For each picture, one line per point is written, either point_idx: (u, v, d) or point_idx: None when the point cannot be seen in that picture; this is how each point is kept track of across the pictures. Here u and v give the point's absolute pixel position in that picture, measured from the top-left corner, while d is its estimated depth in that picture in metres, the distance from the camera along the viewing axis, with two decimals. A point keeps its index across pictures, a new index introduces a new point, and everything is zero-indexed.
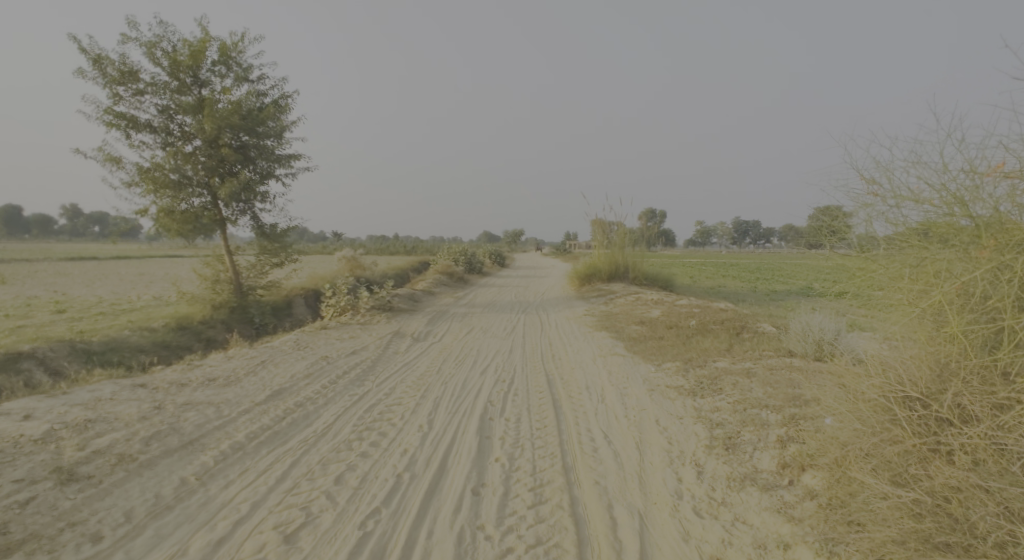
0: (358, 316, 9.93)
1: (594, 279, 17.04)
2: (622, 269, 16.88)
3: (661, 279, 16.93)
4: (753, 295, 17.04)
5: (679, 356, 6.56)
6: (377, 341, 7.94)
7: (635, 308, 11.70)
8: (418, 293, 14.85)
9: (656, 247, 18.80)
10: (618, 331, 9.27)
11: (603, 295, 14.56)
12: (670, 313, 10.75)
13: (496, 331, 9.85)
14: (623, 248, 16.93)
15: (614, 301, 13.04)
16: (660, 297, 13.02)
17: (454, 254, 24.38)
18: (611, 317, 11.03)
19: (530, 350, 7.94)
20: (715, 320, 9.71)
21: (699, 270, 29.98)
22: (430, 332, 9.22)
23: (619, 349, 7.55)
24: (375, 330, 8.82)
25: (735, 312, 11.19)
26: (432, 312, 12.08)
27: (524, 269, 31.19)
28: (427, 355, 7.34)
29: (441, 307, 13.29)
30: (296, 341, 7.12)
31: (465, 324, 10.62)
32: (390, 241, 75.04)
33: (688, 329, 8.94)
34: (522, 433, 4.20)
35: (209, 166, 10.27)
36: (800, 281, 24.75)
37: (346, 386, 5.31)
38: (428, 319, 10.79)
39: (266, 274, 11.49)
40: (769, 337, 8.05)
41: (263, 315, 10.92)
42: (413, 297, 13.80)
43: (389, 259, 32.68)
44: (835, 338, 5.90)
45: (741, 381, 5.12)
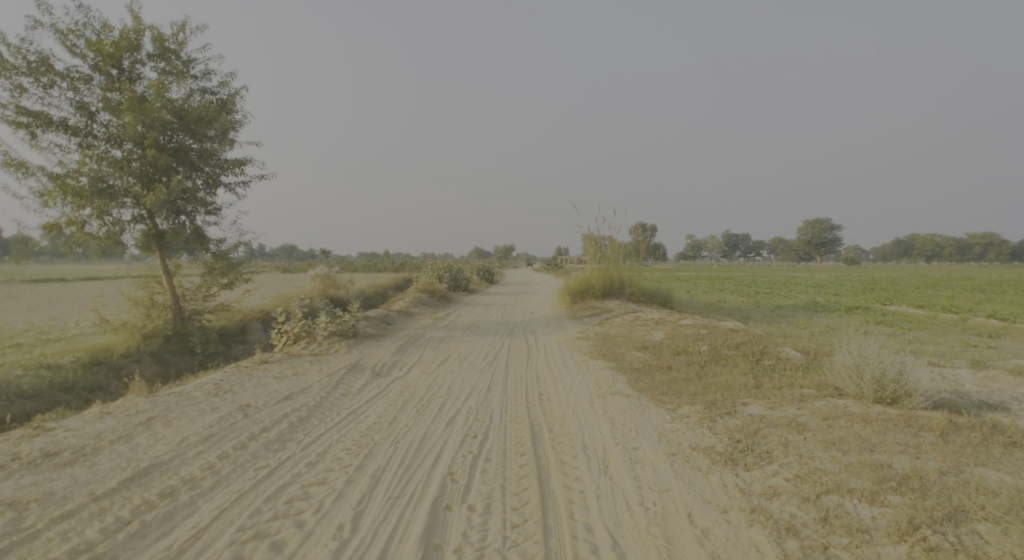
0: (313, 346, 8.56)
1: (587, 296, 15.79)
2: (617, 286, 15.62)
3: (660, 295, 15.68)
4: (759, 312, 15.80)
5: (697, 396, 5.23)
6: (327, 378, 6.56)
7: (635, 329, 10.39)
8: (393, 314, 13.45)
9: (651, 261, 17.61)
10: (618, 359, 7.93)
11: (598, 313, 13.24)
12: (674, 335, 9.46)
13: (473, 359, 8.47)
14: (618, 263, 15.73)
15: (609, 322, 11.74)
16: (661, 316, 11.73)
17: (438, 270, 23.08)
18: (608, 341, 9.72)
19: (512, 386, 6.57)
20: (729, 344, 8.40)
21: (695, 284, 28.99)
22: (395, 365, 7.84)
23: (620, 383, 6.20)
24: (329, 363, 7.45)
25: (747, 333, 9.90)
26: (405, 337, 10.69)
27: (513, 286, 29.99)
28: (384, 397, 5.93)
29: (417, 329, 11.93)
30: (221, 382, 5.75)
31: (440, 352, 9.26)
32: (379, 259, 73.54)
33: (699, 357, 7.63)
34: (490, 539, 2.86)
35: (143, 172, 8.98)
36: (804, 294, 23.59)
37: (257, 451, 3.93)
38: (398, 346, 9.44)
39: (213, 296, 10.20)
40: (798, 366, 6.76)
41: (206, 343, 9.54)
42: (386, 320, 12.43)
43: (372, 277, 31.34)
44: (900, 375, 4.59)
45: (792, 438, 3.80)
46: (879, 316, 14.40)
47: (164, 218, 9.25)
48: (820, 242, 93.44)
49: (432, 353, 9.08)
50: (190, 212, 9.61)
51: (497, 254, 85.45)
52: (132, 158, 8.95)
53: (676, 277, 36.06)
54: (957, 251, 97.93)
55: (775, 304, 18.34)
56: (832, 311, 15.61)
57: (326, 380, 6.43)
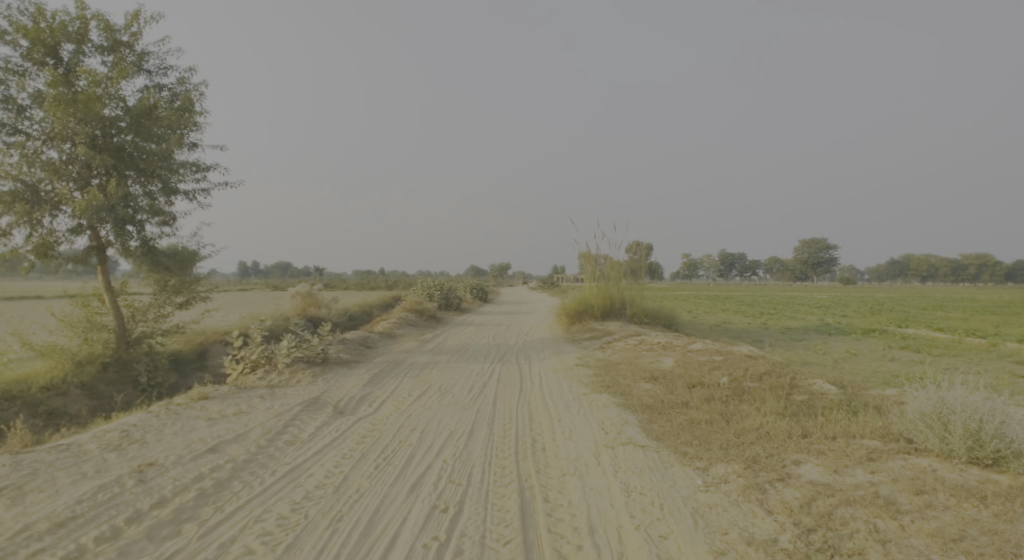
0: (271, 375, 7.43)
1: (585, 317, 14.73)
2: (618, 306, 14.58)
3: (664, 316, 14.63)
4: (770, 335, 14.73)
5: (730, 449, 4.15)
6: (275, 419, 5.41)
7: (640, 356, 9.29)
8: (373, 337, 12.33)
9: (653, 279, 16.60)
10: (622, 392, 6.83)
11: (598, 336, 12.14)
12: (686, 364, 8.38)
13: (455, 389, 7.37)
14: (618, 282, 14.74)
15: (610, 346, 10.63)
16: (668, 340, 10.64)
17: (429, 287, 22.03)
18: (611, 369, 8.61)
19: (499, 428, 5.47)
20: (751, 375, 7.33)
21: (697, 304, 28.03)
22: (363, 400, 6.72)
23: (630, 427, 5.10)
24: (285, 398, 6.29)
25: (767, 361, 8.81)
26: (382, 363, 9.59)
27: (509, 305, 28.97)
28: (341, 445, 4.80)
29: (399, 354, 10.79)
30: (134, 426, 4.61)
31: (420, 381, 8.14)
32: (373, 276, 72.51)
33: (718, 391, 6.53)
34: None
35: (82, 176, 8.03)
36: (811, 315, 22.58)
37: (130, 543, 2.82)
38: (372, 375, 8.32)
39: (166, 317, 9.24)
40: (842, 407, 5.65)
41: (152, 371, 8.46)
42: (363, 343, 11.32)
43: (362, 296, 30.28)
44: (1003, 428, 3.51)
45: (884, 527, 2.73)
46: (901, 340, 13.34)
47: (104, 226, 8.27)
48: (817, 261, 93.03)
49: (410, 383, 7.97)
50: (137, 221, 8.63)
51: (493, 272, 84.46)
52: (68, 160, 7.95)
53: (675, 296, 35.12)
54: (953, 271, 97.65)
55: (784, 326, 17.29)
56: (847, 333, 14.58)
57: (274, 422, 5.29)
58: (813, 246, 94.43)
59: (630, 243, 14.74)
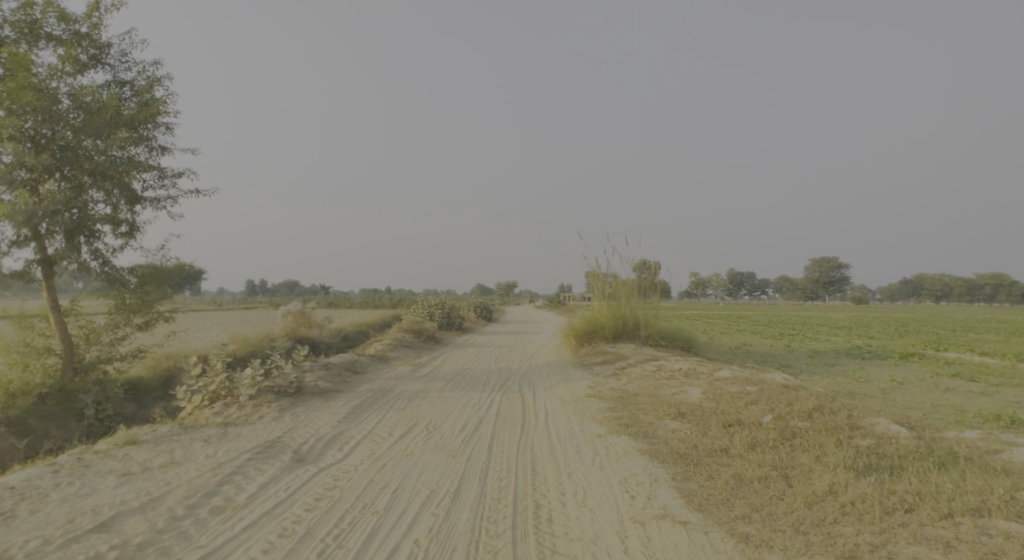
0: (229, 410, 6.34)
1: (595, 338, 13.61)
2: (631, 327, 13.44)
3: (682, 338, 13.45)
4: (798, 359, 13.46)
5: (810, 536, 2.99)
6: (211, 472, 4.29)
7: (661, 386, 8.12)
8: (362, 361, 11.21)
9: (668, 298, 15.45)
10: (645, 434, 5.65)
11: (610, 360, 10.98)
12: (717, 396, 7.19)
13: (444, 428, 6.23)
14: (630, 301, 13.62)
15: (625, 373, 9.45)
16: (690, 366, 9.46)
17: (430, 306, 21.01)
18: (627, 401, 7.45)
19: (493, 485, 4.32)
20: (797, 411, 6.14)
21: (711, 324, 26.81)
22: (331, 443, 5.59)
23: (662, 488, 3.95)
24: (234, 442, 5.18)
25: (810, 393, 7.60)
26: (366, 391, 8.47)
27: (514, 324, 27.87)
28: (283, 514, 3.66)
29: (388, 380, 9.68)
30: (10, 491, 3.52)
31: (406, 415, 7.01)
32: (377, 295, 71.68)
33: (762, 435, 5.36)
34: None
35: (20, 179, 6.96)
36: (836, 337, 21.24)
37: None
38: (352, 408, 7.20)
39: (123, 340, 8.20)
40: (928, 461, 4.46)
41: (101, 403, 7.36)
42: (349, 369, 10.23)
43: (362, 315, 29.29)
44: None
45: None
46: (947, 365, 12.04)
47: (53, 239, 7.21)
48: (828, 280, 91.37)
49: (394, 418, 6.83)
50: (92, 232, 7.58)
51: (499, 291, 83.58)
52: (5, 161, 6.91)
53: (686, 315, 33.86)
54: (969, 289, 95.60)
55: (810, 349, 16.03)
56: (884, 358, 13.28)
57: (206, 477, 4.17)
58: (824, 265, 92.74)
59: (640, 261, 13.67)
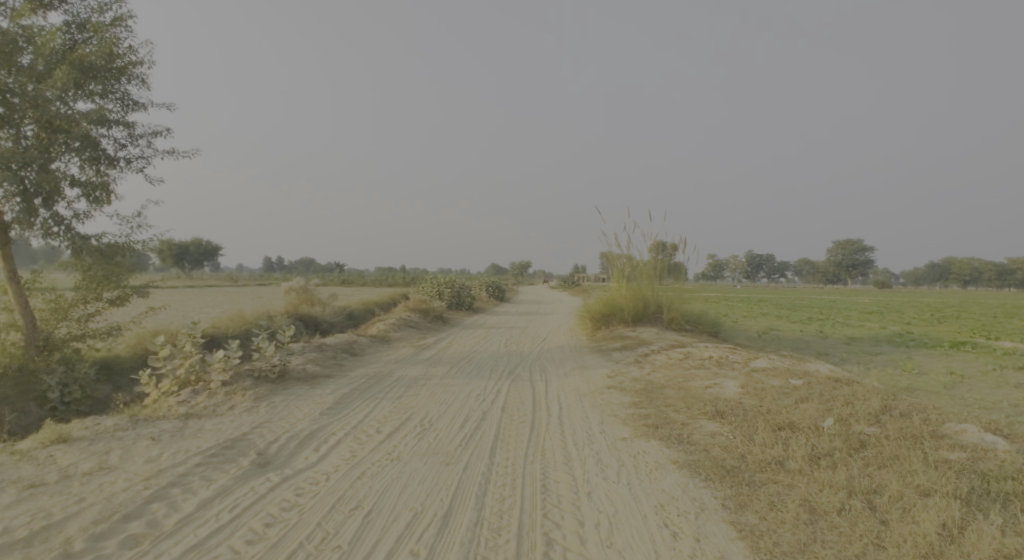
0: (197, 399, 5.53)
1: (613, 321, 12.67)
2: (652, 309, 12.46)
3: (708, 322, 12.42)
4: (835, 348, 12.37)
5: None
6: (143, 484, 3.41)
7: (691, 377, 7.16)
8: (361, 341, 10.39)
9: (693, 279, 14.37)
10: (679, 439, 4.72)
11: (631, 346, 10.01)
12: (759, 391, 6.21)
13: (440, 425, 5.36)
14: (653, 282, 12.60)
15: (647, 361, 8.50)
16: (722, 354, 8.48)
17: (439, 285, 20.19)
18: (653, 394, 6.51)
19: (493, 509, 3.43)
20: (861, 414, 5.14)
21: (732, 307, 25.70)
22: (307, 443, 4.72)
23: (711, 524, 3.03)
24: (189, 441, 4.30)
25: (866, 389, 6.58)
26: (359, 376, 7.63)
27: (527, 305, 26.96)
28: (215, 550, 2.81)
29: (388, 364, 8.86)
30: None
31: (401, 407, 6.16)
32: (392, 273, 71.33)
33: (825, 445, 4.40)
34: None
35: None
36: (868, 322, 20.03)
37: None
38: (341, 396, 6.37)
39: (95, 317, 7.44)
40: None
41: (67, 385, 6.63)
42: (344, 351, 9.41)
43: (372, 294, 28.63)
44: None
45: None
46: (1006, 356, 10.86)
47: (8, 200, 6.41)
48: (851, 263, 88.97)
49: (386, 410, 5.97)
50: (54, 193, 6.77)
51: (513, 271, 82.77)
52: None
53: (705, 298, 32.72)
54: (998, 275, 92.38)
55: (845, 336, 14.91)
56: (931, 347, 12.13)
57: (134, 492, 3.29)
58: (846, 247, 90.17)
59: (663, 240, 12.61)
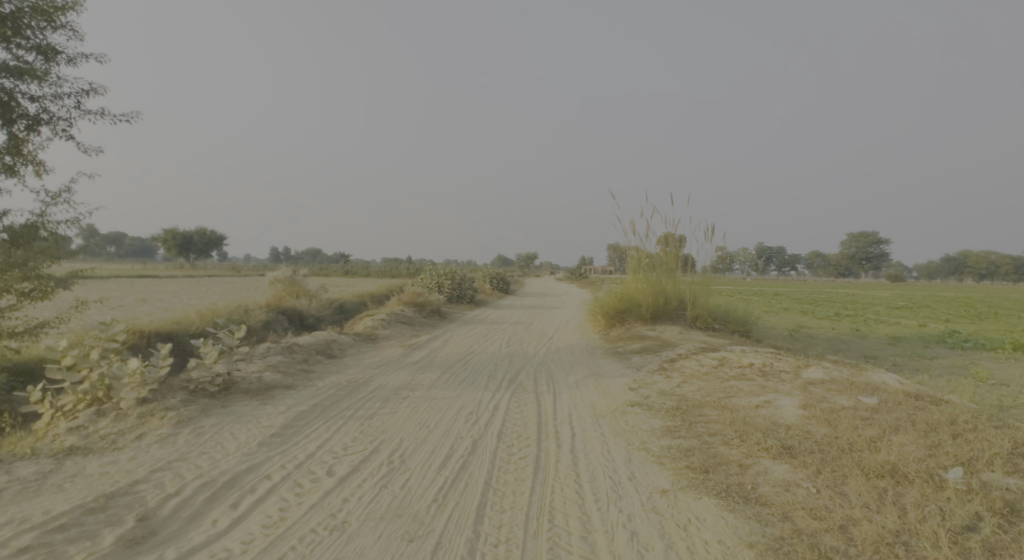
0: (98, 425, 4.13)
1: (629, 318, 11.33)
2: (673, 305, 11.08)
3: (737, 320, 11.00)
4: (881, 351, 10.90)
5: None
6: None
7: (735, 394, 5.79)
8: (340, 341, 9.05)
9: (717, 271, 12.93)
10: (744, 497, 3.36)
11: (652, 349, 8.66)
12: (829, 414, 4.83)
13: (414, 464, 4.01)
14: (674, 274, 11.21)
15: (675, 370, 7.10)
16: (765, 361, 7.10)
17: (439, 276, 18.92)
18: (690, 417, 5.13)
19: None
20: (989, 456, 3.75)
21: (750, 301, 24.23)
22: (224, 494, 3.34)
23: None
24: (37, 502, 2.96)
25: (962, 410, 5.18)
26: (327, 385, 6.28)
27: (532, 298, 25.60)
28: None
29: (368, 369, 7.53)
30: None
31: (370, 431, 4.83)
32: (395, 265, 70.26)
33: (961, 513, 3.03)
34: None
35: None
36: (900, 320, 18.56)
37: None
38: (296, 415, 5.02)
39: (10, 314, 6.16)
40: None
41: None
42: (319, 353, 8.08)
43: (371, 285, 27.40)
44: None
45: None
46: None
47: None
48: (866, 256, 86.83)
49: (350, 436, 4.64)
50: None
51: (520, 262, 81.37)
52: None
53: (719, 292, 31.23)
54: (1017, 269, 90.06)
55: (887, 337, 13.44)
56: (991, 350, 10.67)
57: None
58: (861, 240, 87.93)
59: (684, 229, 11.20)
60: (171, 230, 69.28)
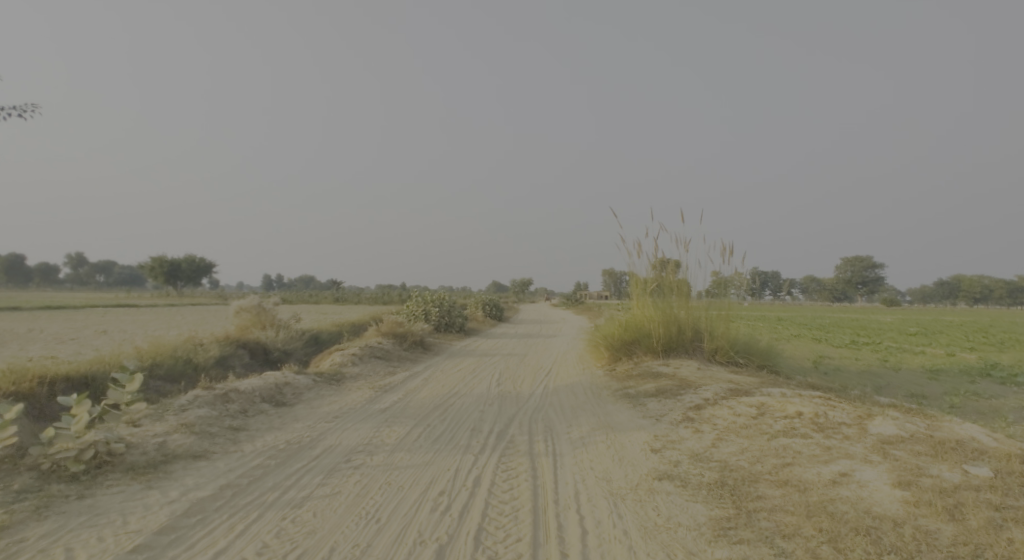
0: None
1: (637, 351, 9.96)
2: (688, 336, 9.68)
3: (762, 352, 9.59)
4: (928, 388, 9.43)
5: None
6: None
7: (794, 462, 4.37)
8: (296, 383, 7.56)
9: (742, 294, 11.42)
10: None
11: (670, 391, 7.24)
12: (947, 502, 3.39)
13: None
14: (691, 301, 9.81)
15: (705, 422, 5.65)
16: (816, 410, 5.66)
17: (426, 304, 17.55)
18: (745, 502, 3.69)
19: None
20: None
21: (758, 328, 22.91)
22: None
23: None
24: None
25: None
26: (257, 450, 4.78)
27: (528, 325, 24.20)
28: None
29: (322, 423, 6.06)
30: None
31: (294, 530, 3.36)
32: (387, 292, 68.83)
33: None
34: None
35: None
36: (923, 348, 17.21)
37: None
38: (192, 505, 3.54)
39: None
40: None
41: None
42: (263, 402, 6.58)
43: (356, 314, 25.94)
44: None
45: None
46: None
47: None
48: (862, 280, 86.12)
49: (261, 541, 3.17)
50: None
51: (514, 289, 80.04)
52: None
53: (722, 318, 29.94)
54: (1013, 293, 89.65)
55: (923, 370, 11.97)
56: None
57: None
58: (857, 264, 87.34)
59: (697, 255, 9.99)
60: (158, 257, 67.82)
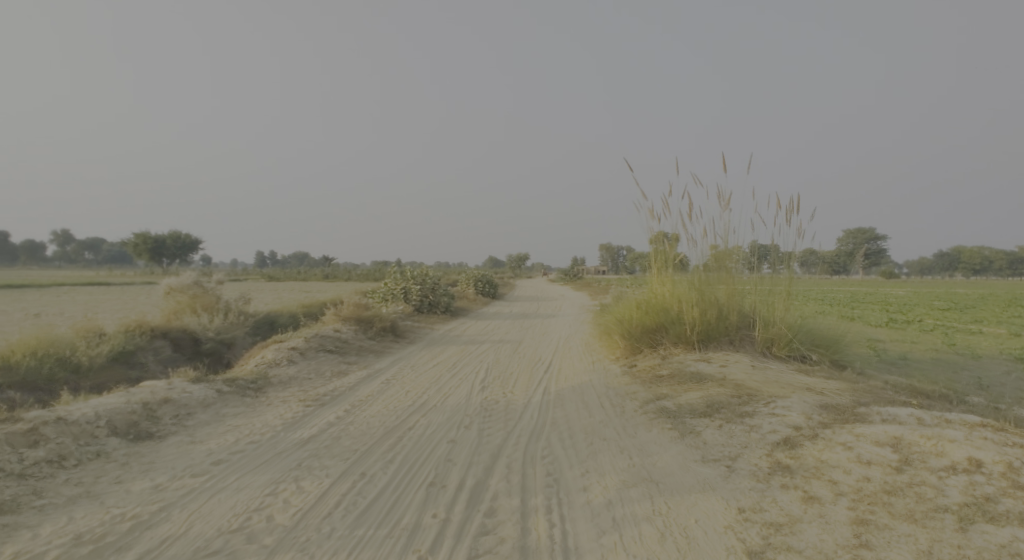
0: None
1: (664, 342, 7.66)
2: (732, 323, 7.34)
3: (831, 342, 7.24)
4: None
5: None
6: None
7: None
8: (184, 400, 5.22)
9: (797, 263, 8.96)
10: None
11: (729, 406, 4.93)
12: None
13: None
14: (735, 276, 7.40)
15: (818, 480, 3.32)
16: (1004, 455, 3.32)
17: (407, 281, 15.20)
18: None
19: None
20: None
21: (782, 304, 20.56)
22: None
23: None
24: None
25: None
26: None
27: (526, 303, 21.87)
28: None
29: (184, 478, 3.71)
30: None
31: None
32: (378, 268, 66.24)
33: None
34: None
35: None
36: (979, 327, 14.86)
37: None
38: None
39: None
40: None
41: None
42: (109, 438, 4.25)
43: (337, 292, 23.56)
44: None
45: None
46: None
47: None
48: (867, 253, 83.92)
49: None
50: None
51: (510, 264, 77.55)
52: None
53: None
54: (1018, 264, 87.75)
55: (1010, 358, 9.64)
56: None
57: None
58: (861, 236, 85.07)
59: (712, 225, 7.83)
60: (140, 234, 64.98)
